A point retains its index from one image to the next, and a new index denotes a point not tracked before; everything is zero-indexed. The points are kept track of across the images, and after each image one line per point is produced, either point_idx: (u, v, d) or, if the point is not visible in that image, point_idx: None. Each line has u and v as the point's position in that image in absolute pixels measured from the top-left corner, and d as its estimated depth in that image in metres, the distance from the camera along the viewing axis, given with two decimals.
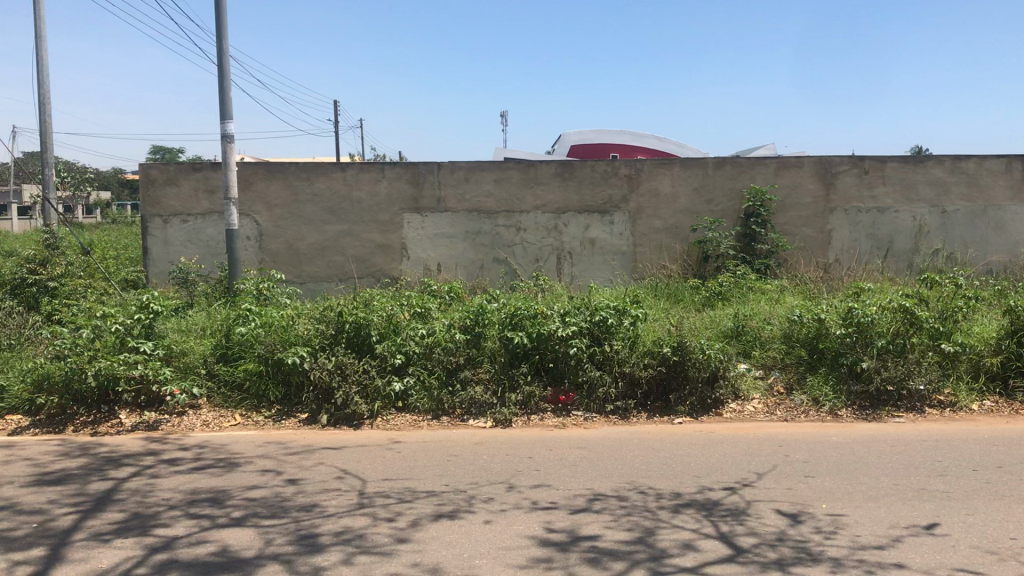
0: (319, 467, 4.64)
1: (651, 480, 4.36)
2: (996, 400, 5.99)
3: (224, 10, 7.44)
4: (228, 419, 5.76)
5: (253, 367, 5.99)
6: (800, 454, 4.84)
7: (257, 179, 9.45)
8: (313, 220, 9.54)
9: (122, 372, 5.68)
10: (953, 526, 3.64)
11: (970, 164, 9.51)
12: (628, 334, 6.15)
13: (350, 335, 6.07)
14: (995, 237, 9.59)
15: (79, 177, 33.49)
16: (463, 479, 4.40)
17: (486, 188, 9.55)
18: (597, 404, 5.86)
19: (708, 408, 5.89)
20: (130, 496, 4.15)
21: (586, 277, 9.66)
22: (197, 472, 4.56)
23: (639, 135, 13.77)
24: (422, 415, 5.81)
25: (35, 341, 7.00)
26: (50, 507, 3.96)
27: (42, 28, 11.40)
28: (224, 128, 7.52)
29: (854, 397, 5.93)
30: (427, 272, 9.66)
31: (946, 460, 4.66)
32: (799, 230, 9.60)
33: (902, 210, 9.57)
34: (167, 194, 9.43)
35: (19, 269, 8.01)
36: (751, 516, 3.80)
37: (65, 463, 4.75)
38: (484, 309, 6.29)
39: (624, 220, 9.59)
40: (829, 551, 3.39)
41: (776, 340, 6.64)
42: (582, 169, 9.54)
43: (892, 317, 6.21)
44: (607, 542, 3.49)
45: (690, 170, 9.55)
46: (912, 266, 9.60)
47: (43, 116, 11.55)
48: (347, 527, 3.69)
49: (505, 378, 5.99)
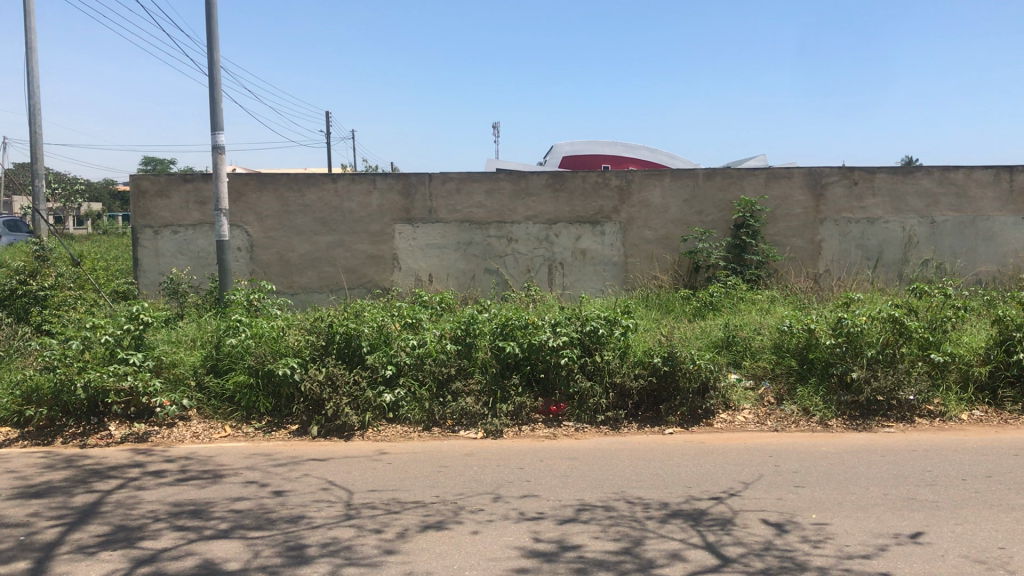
0: (307, 479, 4.61)
1: (640, 490, 4.35)
2: (986, 409, 6.02)
3: (215, 21, 7.45)
4: (217, 432, 5.72)
5: (243, 380, 5.96)
6: (790, 464, 4.84)
7: (249, 189, 9.44)
8: (304, 231, 9.54)
9: (112, 384, 5.64)
10: (941, 535, 3.65)
11: (958, 175, 9.59)
12: (619, 344, 6.16)
13: (341, 346, 6.06)
14: (983, 247, 9.67)
15: (70, 189, 33.50)
16: (451, 491, 4.38)
17: (477, 199, 9.57)
18: (588, 415, 5.85)
19: (699, 418, 5.89)
20: (115, 509, 4.11)
21: (577, 287, 9.68)
22: (183, 484, 4.53)
23: (631, 146, 13.87)
24: (414, 427, 5.80)
25: (24, 353, 6.95)
26: (34, 520, 3.92)
27: (33, 40, 11.38)
28: (214, 137, 7.52)
29: (844, 407, 5.95)
30: (419, 282, 9.67)
31: (936, 469, 4.68)
32: (789, 240, 9.64)
33: (891, 220, 9.63)
34: (158, 206, 9.41)
35: (7, 280, 7.94)
36: (738, 526, 3.80)
37: (50, 476, 4.71)
38: (475, 319, 6.27)
39: (616, 231, 9.62)
40: (816, 560, 3.39)
41: (766, 350, 6.67)
42: (573, 180, 9.56)
43: (882, 327, 6.22)
44: (595, 552, 3.48)
45: (680, 181, 9.59)
46: (902, 276, 9.67)
47: (32, 127, 11.53)
48: (335, 539, 3.67)
49: (495, 389, 5.97)
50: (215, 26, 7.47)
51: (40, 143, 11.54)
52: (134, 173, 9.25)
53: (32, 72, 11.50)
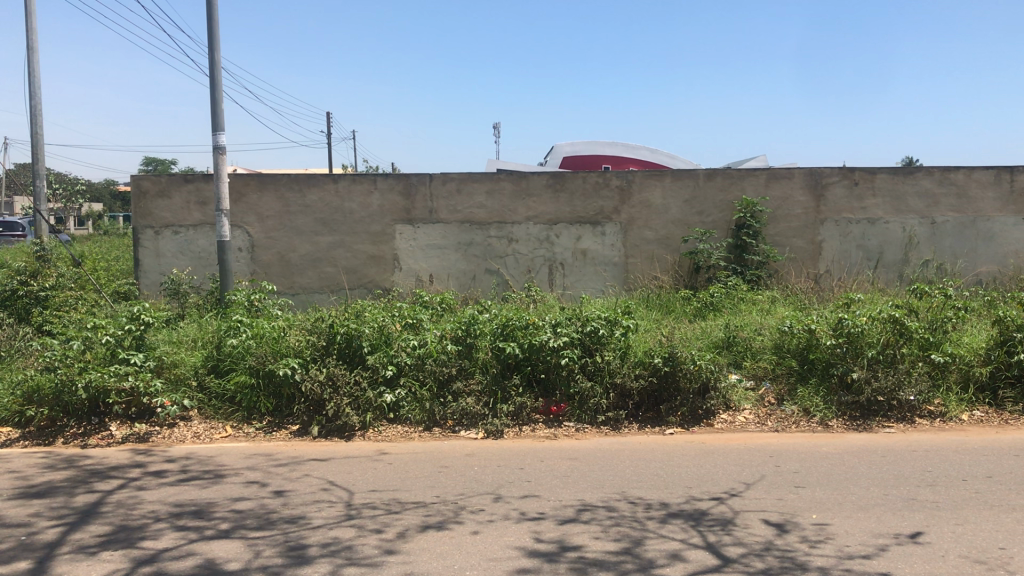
0: (308, 479, 4.62)
1: (640, 490, 4.36)
2: (987, 410, 6.02)
3: (216, 21, 7.46)
4: (218, 432, 5.72)
5: (244, 380, 5.96)
6: (790, 464, 4.85)
7: (249, 190, 9.45)
8: (304, 231, 9.55)
9: (113, 384, 5.64)
10: (941, 536, 3.65)
11: (959, 175, 9.59)
12: (620, 344, 6.15)
13: (341, 346, 6.06)
14: (984, 248, 9.67)
15: (71, 189, 33.52)
16: (452, 491, 4.38)
17: (478, 199, 9.57)
18: (588, 416, 5.86)
19: (699, 419, 5.90)
20: (116, 509, 4.12)
21: (578, 287, 9.69)
22: (184, 484, 4.54)
23: (631, 147, 13.87)
24: (414, 427, 5.81)
25: (25, 353, 6.95)
26: (35, 520, 3.93)
27: (34, 41, 11.40)
28: (215, 138, 7.52)
29: (845, 407, 5.95)
30: (419, 282, 9.67)
31: (937, 470, 4.68)
32: (790, 241, 9.65)
33: (892, 221, 9.63)
34: (159, 206, 9.42)
35: (8, 280, 7.94)
36: (739, 526, 3.80)
37: (51, 476, 4.72)
38: (475, 319, 6.27)
39: (616, 231, 9.62)
40: (816, 560, 3.40)
41: (766, 351, 6.67)
42: (573, 180, 9.57)
43: (882, 327, 6.22)
44: (595, 552, 3.49)
45: (681, 182, 9.60)
46: (903, 276, 9.67)
47: (34, 128, 11.54)
48: (335, 539, 3.67)
49: (496, 389, 5.98)
50: (216, 27, 7.48)
51: (41, 144, 11.55)
52: (135, 173, 9.26)
53: (33, 73, 11.51)
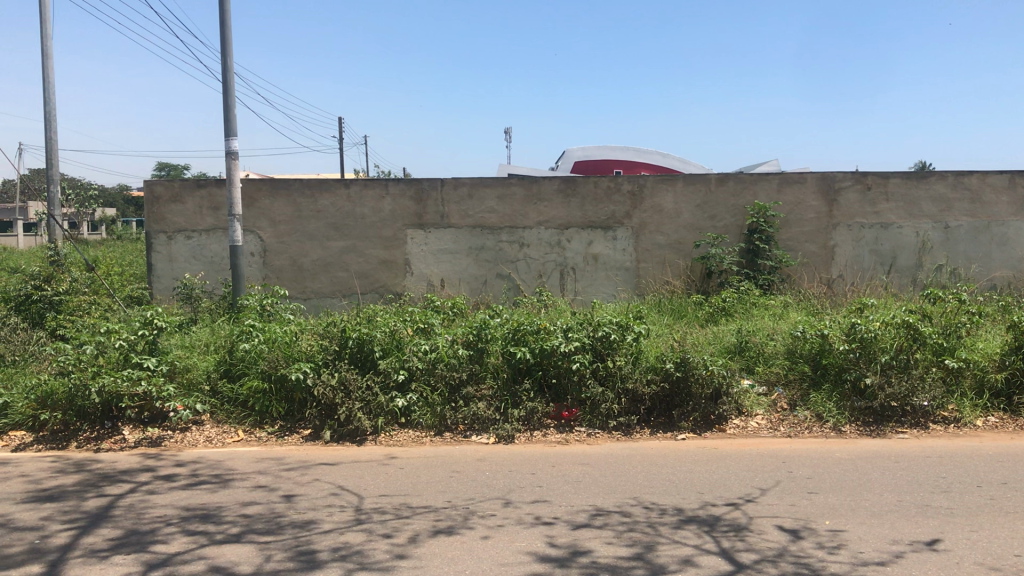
0: (318, 484, 4.64)
1: (653, 495, 4.35)
2: (1001, 416, 5.95)
3: (229, 28, 7.54)
4: (231, 436, 5.75)
5: (257, 384, 5.99)
6: (804, 470, 4.81)
7: (261, 196, 9.52)
8: (317, 236, 9.60)
9: (126, 389, 5.68)
10: (957, 543, 3.61)
11: (972, 180, 9.52)
12: (631, 349, 6.14)
13: (353, 351, 6.09)
14: (998, 252, 9.60)
15: (83, 194, 33.79)
16: (462, 495, 4.40)
17: (489, 204, 9.60)
18: (600, 421, 5.84)
19: (711, 424, 5.88)
20: (127, 513, 4.15)
21: (589, 292, 9.69)
22: (194, 488, 4.57)
23: (641, 152, 13.91)
24: (426, 431, 5.82)
25: (39, 358, 7.02)
26: (46, 524, 3.96)
27: (49, 48, 11.53)
28: (227, 143, 7.59)
29: (857, 413, 5.91)
30: (430, 287, 9.70)
31: (952, 476, 4.63)
32: (802, 246, 9.61)
33: (905, 225, 9.58)
34: (172, 212, 9.50)
35: (23, 286, 8.03)
36: (753, 532, 3.78)
37: (61, 480, 4.75)
38: (487, 323, 6.28)
39: (627, 236, 9.61)
40: (831, 566, 3.37)
41: (779, 356, 6.64)
42: (585, 185, 9.58)
43: (895, 333, 6.16)
44: (607, 558, 3.47)
45: (692, 186, 9.59)
46: (916, 282, 9.60)
47: (48, 133, 11.67)
48: (345, 544, 3.68)
49: (507, 395, 5.97)
50: (229, 33, 7.55)
51: (56, 149, 11.69)
52: (149, 179, 9.35)
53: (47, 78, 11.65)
